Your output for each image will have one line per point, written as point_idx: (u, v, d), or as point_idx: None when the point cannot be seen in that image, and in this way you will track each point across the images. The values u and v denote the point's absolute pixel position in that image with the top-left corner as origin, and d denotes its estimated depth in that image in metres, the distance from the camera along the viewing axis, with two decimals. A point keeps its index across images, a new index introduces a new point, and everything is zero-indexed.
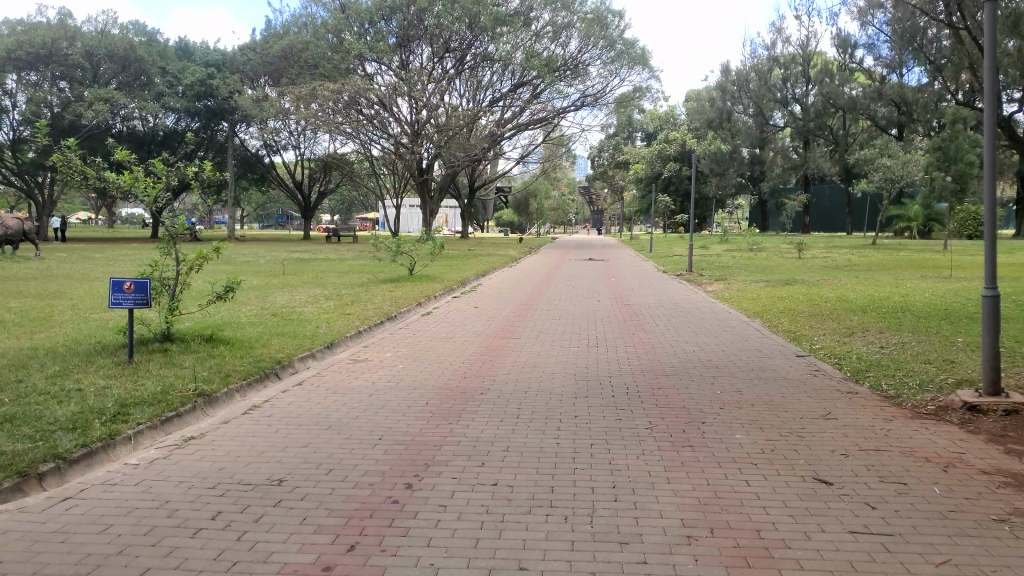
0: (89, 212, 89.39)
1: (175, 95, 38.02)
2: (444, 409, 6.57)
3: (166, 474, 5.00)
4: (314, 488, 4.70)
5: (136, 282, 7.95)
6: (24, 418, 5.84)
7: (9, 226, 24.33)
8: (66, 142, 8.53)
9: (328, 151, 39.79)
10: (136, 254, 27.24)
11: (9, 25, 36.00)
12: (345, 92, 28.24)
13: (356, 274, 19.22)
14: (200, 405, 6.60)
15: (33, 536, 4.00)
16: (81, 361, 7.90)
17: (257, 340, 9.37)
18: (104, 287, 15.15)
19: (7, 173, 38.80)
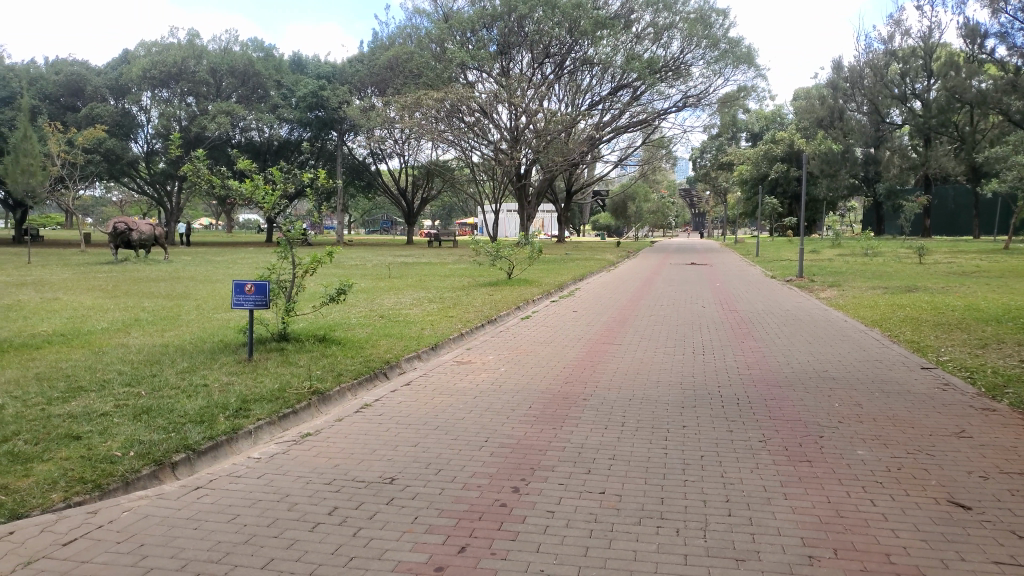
0: (211, 219, 94.93)
1: (289, 107, 39.82)
2: (547, 413, 6.58)
3: (285, 468, 5.23)
4: (424, 488, 4.80)
5: (257, 285, 8.36)
6: (158, 410, 6.27)
7: (142, 231, 26.16)
8: (196, 152, 9.08)
9: (431, 158, 40.71)
10: (254, 257, 28.87)
11: (146, 47, 39.15)
12: (448, 100, 28.87)
13: (458, 278, 19.54)
14: (315, 403, 6.87)
15: (169, 521, 4.28)
16: (206, 358, 8.39)
17: (367, 340, 9.70)
18: (225, 289, 16.06)
19: (140, 182, 41.83)
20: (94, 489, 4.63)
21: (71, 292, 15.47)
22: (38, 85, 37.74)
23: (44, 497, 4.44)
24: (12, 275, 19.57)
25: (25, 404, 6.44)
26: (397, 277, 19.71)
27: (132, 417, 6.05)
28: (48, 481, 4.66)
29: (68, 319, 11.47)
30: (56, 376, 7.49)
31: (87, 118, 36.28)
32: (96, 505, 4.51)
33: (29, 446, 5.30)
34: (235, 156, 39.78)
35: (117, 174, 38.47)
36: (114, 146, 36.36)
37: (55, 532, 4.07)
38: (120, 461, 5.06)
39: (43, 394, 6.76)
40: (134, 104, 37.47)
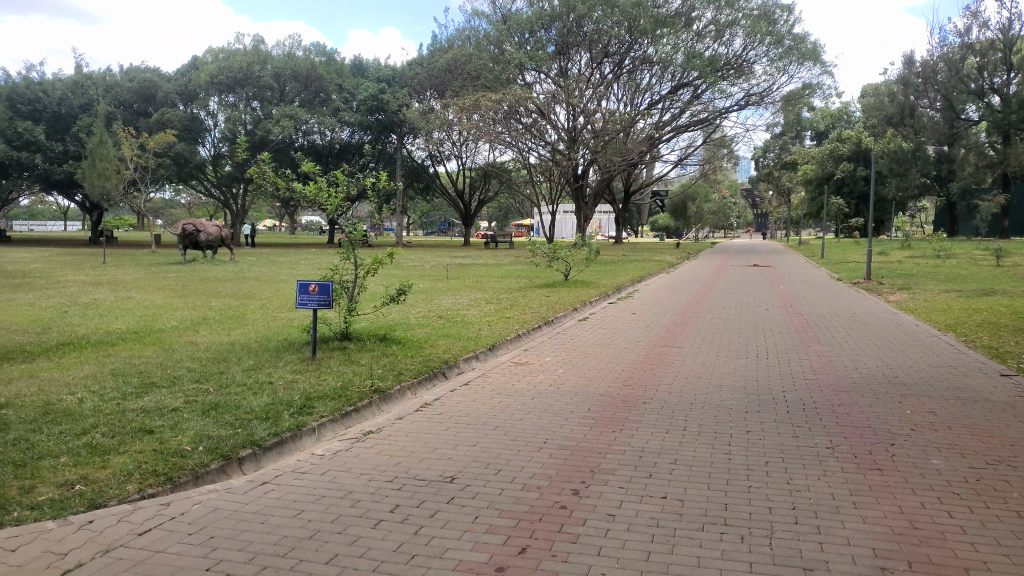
0: (274, 220, 97.46)
1: (350, 110, 40.50)
2: (606, 416, 6.52)
3: (348, 465, 5.31)
4: (484, 488, 4.82)
5: (320, 285, 8.54)
6: (226, 406, 6.44)
7: (210, 232, 27.01)
8: (262, 155, 9.31)
9: (488, 160, 40.87)
10: (316, 258, 29.51)
11: (213, 54, 40.37)
12: (506, 101, 28.97)
13: (515, 279, 19.57)
14: (377, 401, 6.97)
15: (238, 515, 4.39)
16: (272, 356, 8.60)
17: (426, 340, 9.78)
18: (288, 290, 16.45)
19: (207, 186, 43.20)
20: (166, 482, 4.79)
21: (144, 291, 16.09)
22: (114, 92, 39.47)
23: (120, 488, 4.61)
24: (90, 275, 20.47)
25: (102, 398, 6.70)
26: (455, 278, 19.90)
27: (201, 413, 6.24)
28: (124, 472, 4.84)
29: (141, 317, 11.91)
30: (130, 372, 7.78)
31: (159, 123, 37.64)
32: (169, 498, 4.65)
33: (106, 439, 5.51)
34: (297, 158, 40.72)
35: (185, 176, 39.85)
36: (182, 150, 37.69)
37: (131, 522, 4.22)
38: (190, 455, 5.22)
39: (119, 389, 7.04)
40: (202, 109, 38.76)
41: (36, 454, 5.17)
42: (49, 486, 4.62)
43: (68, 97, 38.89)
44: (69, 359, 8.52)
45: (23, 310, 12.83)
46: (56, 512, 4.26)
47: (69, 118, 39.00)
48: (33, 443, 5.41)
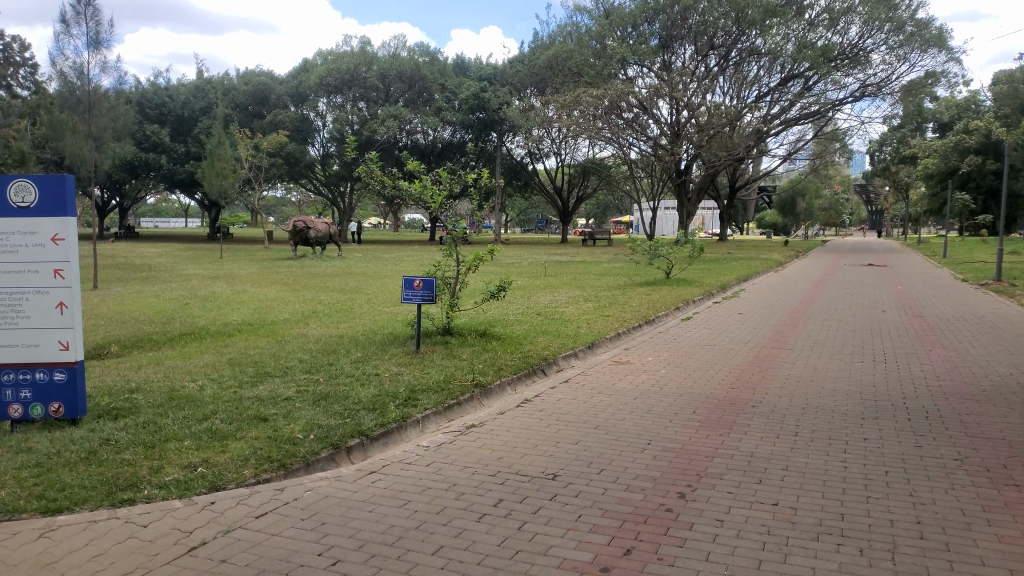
0: (378, 218, 100.42)
1: (452, 109, 41.11)
2: (712, 419, 6.34)
3: (452, 458, 5.38)
4: (587, 486, 4.78)
5: (424, 280, 8.70)
6: (335, 396, 6.66)
7: (319, 229, 28.07)
8: (369, 155, 9.59)
9: (588, 156, 40.62)
10: (417, 255, 30.17)
11: (323, 56, 41.97)
12: (606, 97, 28.68)
13: (615, 277, 19.31)
14: (478, 396, 7.04)
15: (348, 502, 4.52)
16: (377, 349, 8.83)
17: (526, 337, 9.81)
18: (391, 285, 16.88)
19: (316, 184, 44.86)
20: (280, 468, 4.98)
21: (258, 284, 16.89)
22: (231, 95, 41.64)
23: (238, 472, 4.84)
24: (209, 269, 21.67)
25: (221, 386, 7.07)
26: (553, 275, 19.88)
27: (312, 403, 6.47)
28: (241, 457, 5.08)
29: (256, 310, 12.50)
30: (246, 362, 8.17)
31: (272, 124, 39.62)
32: (283, 483, 4.84)
33: (226, 425, 5.81)
34: (402, 158, 41.82)
35: (296, 175, 41.60)
36: (293, 150, 39.38)
37: (249, 505, 4.42)
38: (302, 443, 5.41)
39: (235, 377, 7.41)
40: (311, 110, 40.36)
41: (163, 437, 5.50)
42: (175, 467, 4.90)
43: (190, 100, 41.43)
44: (191, 348, 9.04)
45: (150, 301, 13.70)
46: (181, 492, 4.52)
47: (191, 120, 41.56)
48: (160, 426, 5.75)
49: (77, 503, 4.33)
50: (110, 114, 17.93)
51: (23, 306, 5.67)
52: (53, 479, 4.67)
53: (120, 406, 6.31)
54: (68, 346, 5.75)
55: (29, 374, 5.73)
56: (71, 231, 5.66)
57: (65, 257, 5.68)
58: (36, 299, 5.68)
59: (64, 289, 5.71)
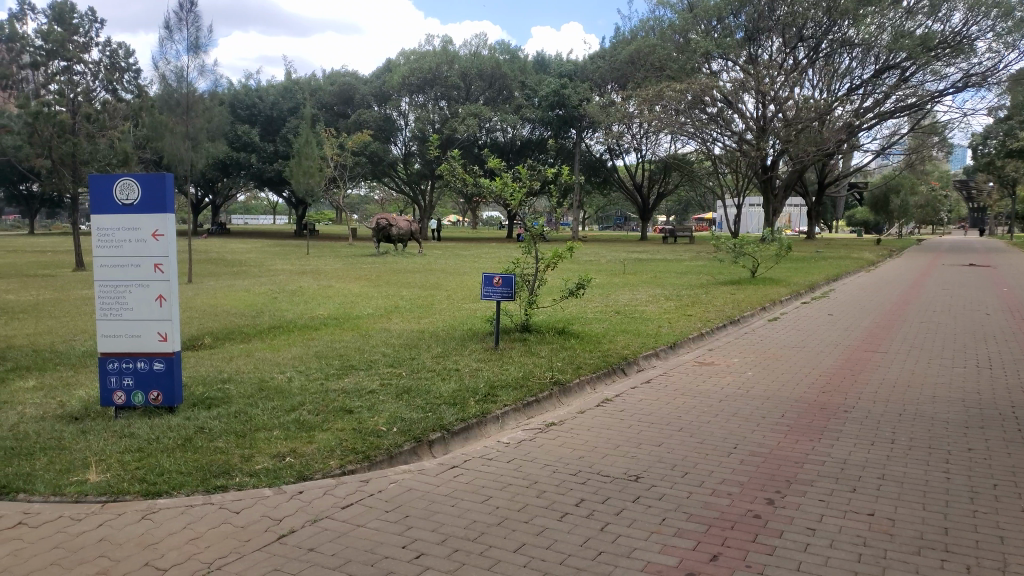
0: (457, 216, 101.71)
1: (532, 106, 41.17)
2: (801, 423, 6.11)
3: (533, 455, 5.36)
4: (671, 489, 4.67)
5: (503, 277, 8.71)
6: (417, 391, 6.75)
7: (400, 226, 28.60)
8: (451, 153, 9.67)
9: (670, 152, 39.92)
10: (496, 252, 30.35)
11: (406, 56, 42.80)
12: (690, 91, 28.16)
13: (697, 275, 18.93)
14: (557, 394, 6.99)
15: (430, 496, 4.56)
16: (457, 345, 8.90)
17: (605, 335, 9.71)
18: (471, 282, 17.02)
19: (398, 183, 45.73)
20: (364, 459, 5.07)
21: (342, 280, 17.34)
22: (318, 95, 42.89)
23: (324, 463, 4.95)
24: (296, 264, 22.33)
25: (308, 377, 7.28)
26: (633, 273, 19.63)
27: (395, 396, 6.58)
28: (328, 449, 5.19)
29: (341, 304, 12.83)
30: (332, 355, 8.38)
31: (357, 124, 40.56)
32: (368, 474, 4.93)
33: (313, 416, 5.96)
34: (482, 156, 42.22)
35: (379, 174, 42.49)
36: (376, 148, 40.28)
37: (335, 495, 4.51)
38: (386, 435, 5.50)
39: (322, 370, 7.61)
40: (394, 109, 41.17)
41: (253, 426, 5.69)
42: (264, 456, 5.05)
43: (279, 101, 42.89)
44: (279, 341, 9.34)
45: (241, 295, 14.22)
46: (271, 481, 4.66)
47: (280, 120, 43.09)
48: (251, 416, 5.94)
49: (175, 487, 4.52)
50: (206, 116, 18.69)
51: (126, 298, 5.96)
52: (152, 464, 4.89)
53: (212, 396, 6.56)
54: (166, 338, 6.00)
55: (131, 363, 6.03)
56: (170, 227, 5.91)
57: (164, 252, 5.95)
58: (138, 292, 5.96)
59: (163, 282, 5.97)
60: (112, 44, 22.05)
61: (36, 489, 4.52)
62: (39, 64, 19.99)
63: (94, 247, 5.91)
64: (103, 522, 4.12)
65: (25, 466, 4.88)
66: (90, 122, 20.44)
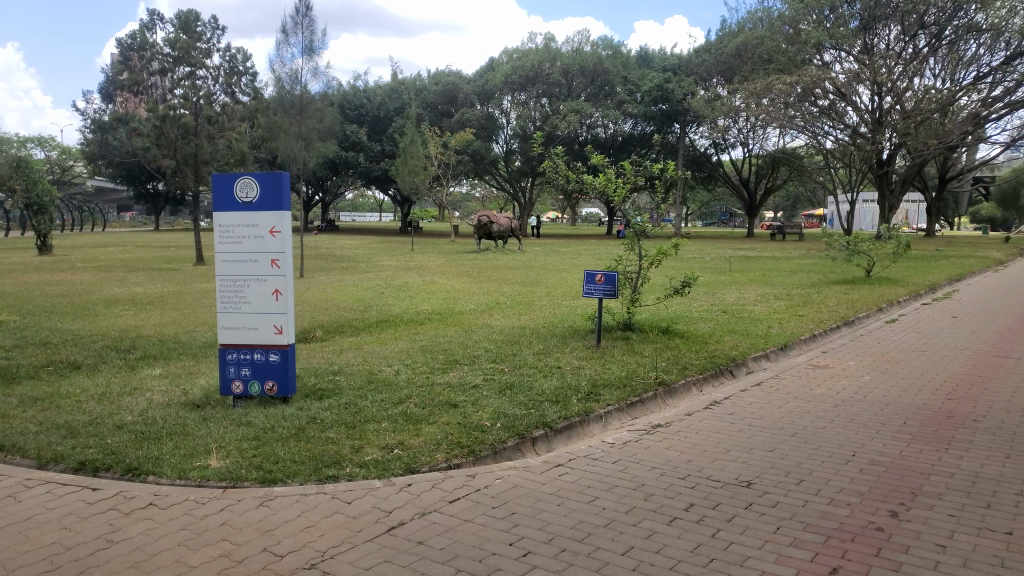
0: (557, 212, 101.81)
1: (634, 101, 40.53)
2: (926, 433, 5.73)
3: (639, 457, 5.26)
4: (785, 497, 4.47)
5: (606, 275, 8.59)
6: (519, 387, 6.76)
7: (501, 224, 28.86)
8: (554, 150, 9.65)
9: (778, 146, 38.47)
10: (597, 249, 30.11)
11: (508, 55, 43.25)
12: (800, 83, 27.01)
13: (808, 274, 18.17)
14: (662, 395, 6.84)
15: (535, 494, 4.54)
16: (559, 342, 8.88)
17: (711, 335, 9.45)
18: (572, 279, 16.96)
19: (499, 180, 46.13)
20: (469, 454, 5.11)
21: (445, 276, 17.63)
22: (423, 95, 43.75)
23: (431, 456, 5.03)
24: (400, 261, 22.91)
25: (413, 371, 7.43)
26: (739, 271, 19.02)
27: (499, 391, 6.62)
28: (434, 442, 5.27)
29: (444, 300, 13.05)
30: (436, 349, 8.50)
31: (460, 123, 41.15)
32: (473, 470, 4.96)
33: (419, 409, 6.07)
34: (584, 152, 42.04)
35: (481, 172, 42.86)
36: (479, 147, 40.64)
37: (443, 489, 4.57)
38: (490, 430, 5.53)
39: (427, 364, 7.74)
40: (497, 108, 41.43)
41: (362, 418, 5.84)
42: (374, 447, 5.17)
43: (385, 101, 44.25)
44: (386, 335, 9.60)
45: (351, 290, 14.71)
46: (380, 472, 4.77)
47: (386, 120, 44.47)
48: (360, 408, 6.11)
49: (290, 476, 4.70)
50: (318, 116, 19.42)
51: (245, 292, 6.24)
52: (268, 452, 5.10)
53: (324, 387, 6.80)
54: (281, 331, 6.24)
55: (249, 354, 6.31)
56: (286, 224, 6.15)
57: (280, 248, 6.18)
58: (257, 286, 6.22)
59: (279, 277, 6.22)
60: (232, 48, 23.08)
61: (163, 472, 4.80)
62: (167, 70, 21.23)
63: (216, 243, 6.21)
64: (225, 506, 4.33)
65: (154, 450, 5.19)
66: (211, 124, 21.55)
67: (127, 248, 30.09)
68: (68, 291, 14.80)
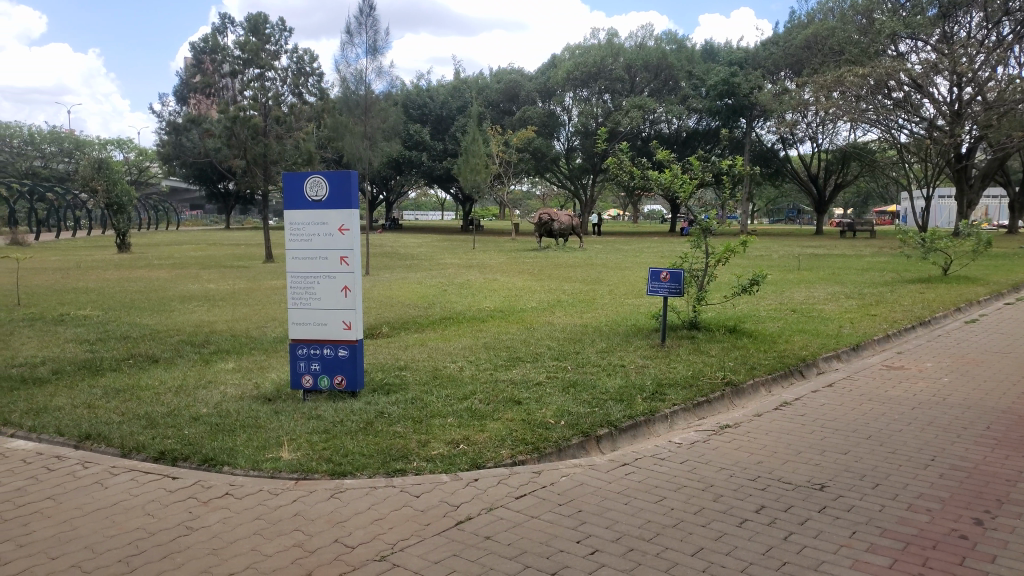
0: (618, 210, 101.01)
1: (698, 97, 39.89)
2: (1013, 439, 5.45)
3: (708, 458, 5.17)
4: (861, 501, 4.34)
5: (671, 273, 8.48)
6: (583, 385, 6.73)
7: (563, 221, 28.78)
8: (619, 146, 9.57)
9: (849, 140, 37.26)
10: (660, 247, 29.71)
11: (570, 51, 43.11)
12: (873, 75, 26.18)
13: (881, 272, 17.56)
14: (729, 395, 6.71)
15: (602, 492, 4.52)
16: (623, 341, 8.80)
17: (780, 335, 9.22)
18: (635, 277, 16.76)
19: (560, 178, 46.03)
20: (534, 450, 5.12)
21: (507, 273, 17.71)
22: (485, 93, 43.97)
23: (495, 452, 5.04)
24: (462, 259, 23.06)
25: (478, 367, 7.47)
26: (808, 269, 18.53)
27: (563, 389, 6.61)
28: (499, 438, 5.30)
29: (506, 297, 13.11)
30: (500, 346, 8.53)
31: (521, 121, 41.17)
32: (538, 466, 4.97)
33: (483, 405, 6.10)
34: (648, 148, 41.64)
35: (543, 170, 42.87)
36: (540, 145, 40.64)
37: (509, 485, 4.59)
38: (555, 428, 5.52)
39: (491, 361, 7.78)
40: (558, 105, 41.37)
41: (428, 412, 5.91)
42: (440, 442, 5.22)
43: (448, 100, 44.79)
44: (449, 332, 9.68)
45: (415, 287, 14.87)
46: (447, 467, 4.82)
47: (449, 119, 44.97)
48: (426, 403, 6.19)
49: (359, 468, 4.79)
50: (382, 116, 19.72)
51: (315, 289, 6.37)
52: (338, 446, 5.20)
53: (391, 382, 6.91)
54: (350, 326, 6.36)
55: (319, 349, 6.45)
56: (354, 222, 6.27)
57: (349, 246, 6.31)
58: (326, 282, 6.35)
59: (349, 274, 6.34)
60: (299, 49, 23.57)
61: (237, 463, 4.95)
62: (237, 72, 21.83)
63: (288, 241, 6.37)
64: (298, 497, 4.44)
65: (228, 441, 5.35)
66: (279, 124, 22.08)
67: (201, 246, 31.22)
68: (146, 288, 15.42)
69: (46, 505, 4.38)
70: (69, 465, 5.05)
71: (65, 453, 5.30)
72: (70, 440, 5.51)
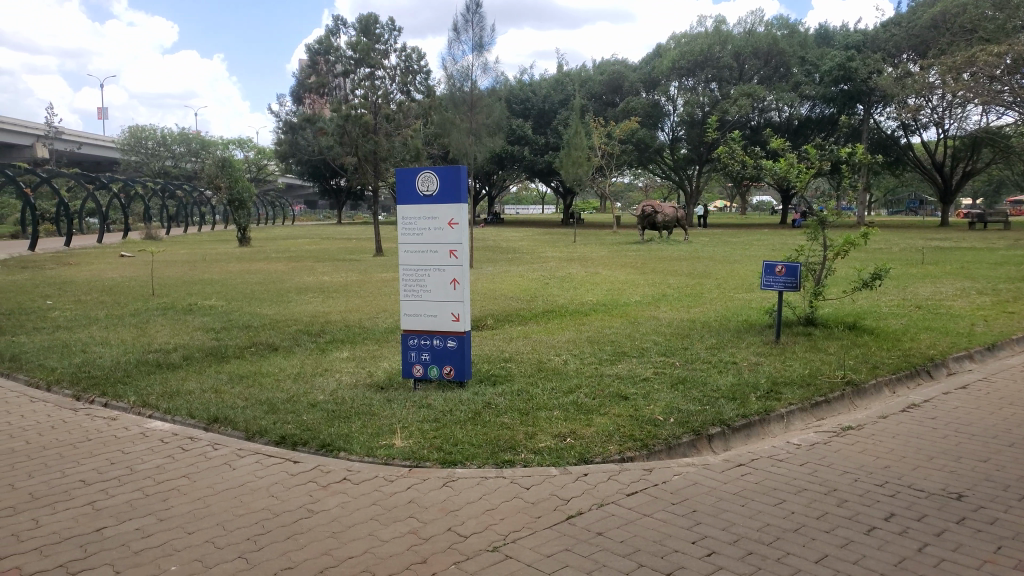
0: (725, 203, 98.09)
1: (812, 83, 38.11)
2: None
3: (829, 460, 4.93)
4: (1006, 513, 4.02)
5: (787, 266, 8.13)
6: (694, 382, 6.57)
7: (667, 213, 28.24)
8: (730, 136, 9.28)
9: (979, 125, 34.73)
10: (770, 239, 28.62)
11: (676, 40, 42.29)
12: (1009, 54, 24.26)
13: (1017, 267, 16.28)
14: (850, 395, 6.38)
15: (718, 493, 4.39)
16: (734, 336, 8.53)
17: (905, 332, 8.70)
18: (744, 271, 16.24)
19: (664, 169, 45.26)
20: (643, 448, 5.03)
21: (610, 267, 17.48)
22: (588, 85, 43.61)
23: (603, 447, 4.99)
24: (566, 252, 22.98)
25: (583, 362, 7.42)
26: (935, 263, 17.40)
27: (671, 386, 6.47)
28: (607, 433, 5.23)
29: (609, 291, 12.96)
30: (605, 341, 8.45)
31: (624, 112, 40.59)
32: (648, 463, 4.87)
33: (590, 400, 6.05)
34: (757, 137, 40.23)
35: (646, 162, 42.18)
36: (643, 136, 40.02)
37: (619, 481, 4.53)
38: (664, 425, 5.41)
39: (597, 355, 7.71)
40: (663, 95, 40.92)
41: (535, 405, 5.91)
42: (548, 435, 5.21)
43: (551, 94, 44.81)
44: (554, 325, 9.68)
45: (518, 281, 14.93)
46: (555, 460, 4.81)
47: (552, 112, 44.96)
48: (532, 395, 6.19)
49: (468, 458, 4.85)
50: (487, 111, 19.91)
51: (426, 281, 6.50)
52: (448, 435, 5.28)
53: (497, 374, 6.96)
54: (458, 318, 6.44)
55: (429, 340, 6.58)
56: (463, 216, 6.33)
57: (458, 239, 6.37)
58: (436, 275, 6.46)
59: (457, 267, 6.41)
60: (407, 48, 24.09)
61: (353, 449, 5.11)
62: (350, 71, 22.53)
63: (399, 235, 6.51)
64: (411, 485, 4.54)
65: (345, 428, 5.54)
66: (388, 121, 22.68)
67: (314, 240, 32.47)
68: (264, 279, 16.20)
69: (181, 483, 4.66)
70: (200, 446, 5.36)
71: (197, 434, 5.63)
72: (200, 422, 5.85)
